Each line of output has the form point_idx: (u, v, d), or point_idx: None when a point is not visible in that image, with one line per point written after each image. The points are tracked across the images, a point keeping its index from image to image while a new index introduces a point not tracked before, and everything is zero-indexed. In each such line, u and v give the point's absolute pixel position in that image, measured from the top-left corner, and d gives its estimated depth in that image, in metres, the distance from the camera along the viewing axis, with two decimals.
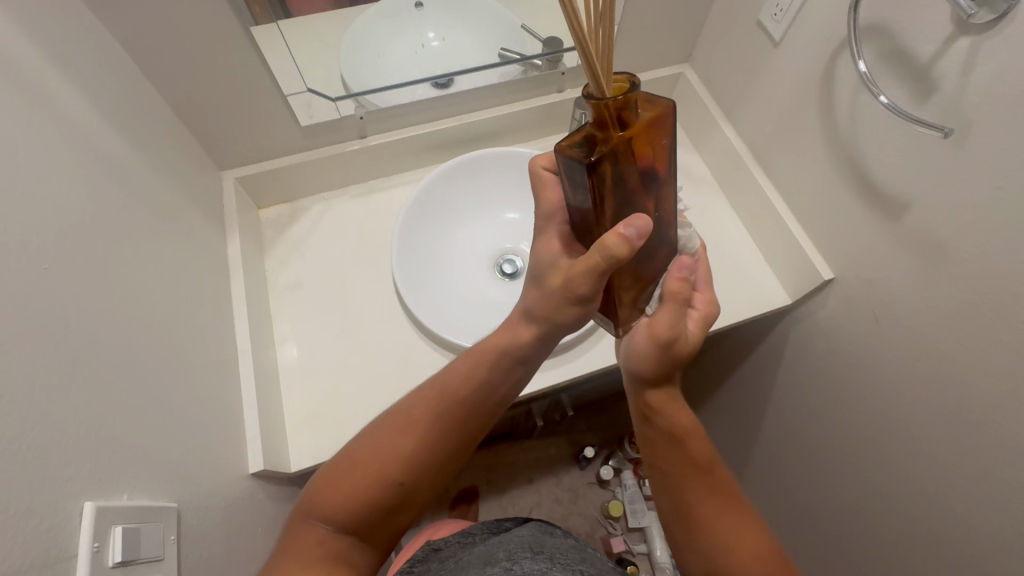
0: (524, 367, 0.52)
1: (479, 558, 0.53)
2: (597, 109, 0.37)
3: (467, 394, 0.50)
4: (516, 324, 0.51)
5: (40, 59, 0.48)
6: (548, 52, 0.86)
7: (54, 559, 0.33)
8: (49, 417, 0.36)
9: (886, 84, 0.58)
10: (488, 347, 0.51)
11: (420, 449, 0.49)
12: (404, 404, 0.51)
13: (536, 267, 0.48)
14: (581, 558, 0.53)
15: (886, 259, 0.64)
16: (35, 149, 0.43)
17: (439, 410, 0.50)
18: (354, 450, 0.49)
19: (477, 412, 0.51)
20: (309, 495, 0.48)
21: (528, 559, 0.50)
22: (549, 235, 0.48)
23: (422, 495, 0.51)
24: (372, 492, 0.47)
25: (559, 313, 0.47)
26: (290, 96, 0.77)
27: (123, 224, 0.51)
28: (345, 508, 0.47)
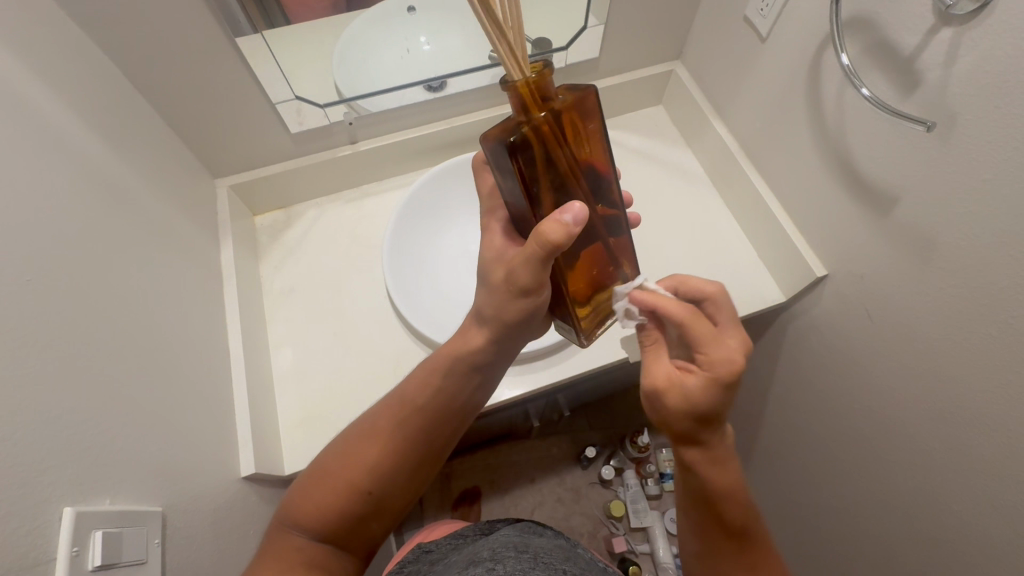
0: (483, 372, 0.52)
1: (464, 559, 0.53)
2: (513, 95, 0.39)
3: (427, 401, 0.51)
4: (469, 329, 0.51)
5: (26, 75, 0.49)
6: (538, 53, 0.85)
7: (33, 562, 0.34)
8: (34, 425, 0.37)
9: (870, 77, 0.57)
10: (444, 353, 0.51)
11: (386, 459, 0.49)
12: (369, 414, 0.51)
13: (482, 264, 0.50)
14: (564, 557, 0.53)
15: (877, 255, 0.63)
16: (20, 163, 0.44)
17: (401, 419, 0.50)
18: (325, 461, 0.50)
19: (440, 419, 0.52)
20: (286, 505, 0.49)
21: (512, 558, 0.50)
22: (492, 232, 0.51)
23: (393, 503, 0.51)
24: (341, 500, 0.48)
25: (505, 312, 0.48)
26: (278, 104, 0.78)
27: (111, 234, 0.53)
28: (316, 518, 0.47)
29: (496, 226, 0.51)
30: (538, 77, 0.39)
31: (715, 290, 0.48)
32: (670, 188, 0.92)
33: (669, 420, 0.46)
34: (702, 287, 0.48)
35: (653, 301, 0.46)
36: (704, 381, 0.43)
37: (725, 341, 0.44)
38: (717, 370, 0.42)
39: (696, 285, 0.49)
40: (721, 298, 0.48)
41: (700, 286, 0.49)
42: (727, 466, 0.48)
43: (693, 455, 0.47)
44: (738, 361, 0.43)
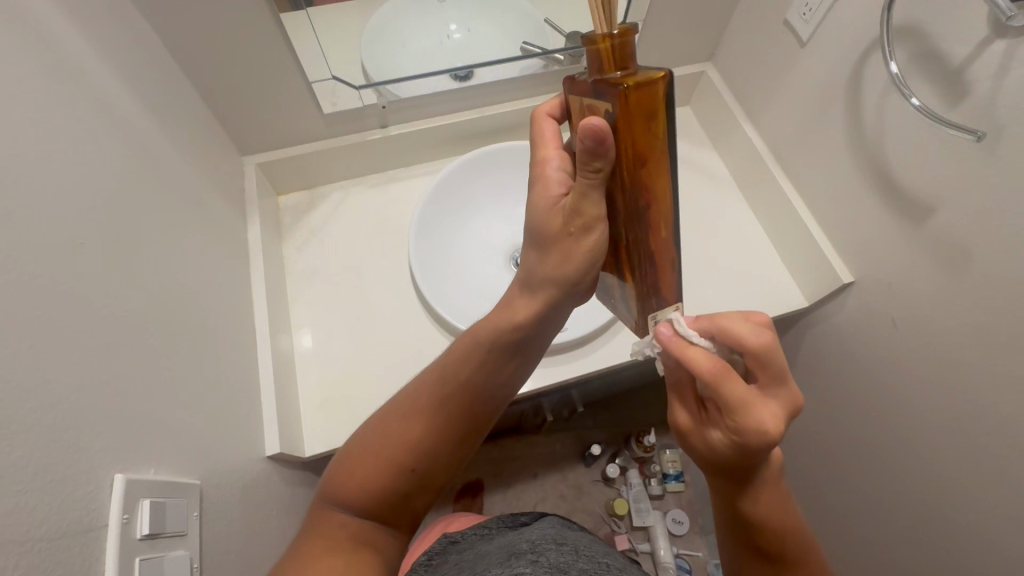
0: (526, 345, 0.51)
1: (502, 549, 0.53)
2: (594, 48, 0.39)
3: (470, 373, 0.50)
4: (514, 300, 0.51)
5: (76, 37, 0.48)
6: (571, 46, 0.84)
7: (86, 527, 0.33)
8: (84, 390, 0.36)
9: (916, 87, 0.57)
10: (489, 325, 0.51)
11: (430, 434, 0.49)
12: (410, 390, 0.51)
13: (535, 220, 0.48)
14: (604, 552, 0.53)
15: (910, 264, 0.63)
16: (70, 126, 0.43)
17: (444, 392, 0.50)
18: (367, 436, 0.50)
19: (482, 393, 0.50)
20: (326, 483, 0.49)
21: (554, 551, 0.50)
22: (547, 181, 0.47)
23: (439, 478, 0.51)
24: (385, 475, 0.48)
25: (561, 273, 0.47)
26: (313, 83, 0.78)
27: (151, 205, 0.52)
28: (362, 494, 0.47)
29: (553, 177, 0.47)
30: (613, 36, 0.38)
31: (757, 343, 0.39)
32: (697, 189, 0.92)
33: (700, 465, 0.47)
34: (742, 335, 0.40)
35: (681, 354, 0.40)
36: (727, 435, 0.41)
37: (756, 404, 0.38)
38: (748, 438, 0.39)
39: (726, 330, 0.40)
40: (768, 352, 0.39)
41: (738, 334, 0.40)
42: (773, 506, 0.45)
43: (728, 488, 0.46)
44: (773, 432, 0.38)
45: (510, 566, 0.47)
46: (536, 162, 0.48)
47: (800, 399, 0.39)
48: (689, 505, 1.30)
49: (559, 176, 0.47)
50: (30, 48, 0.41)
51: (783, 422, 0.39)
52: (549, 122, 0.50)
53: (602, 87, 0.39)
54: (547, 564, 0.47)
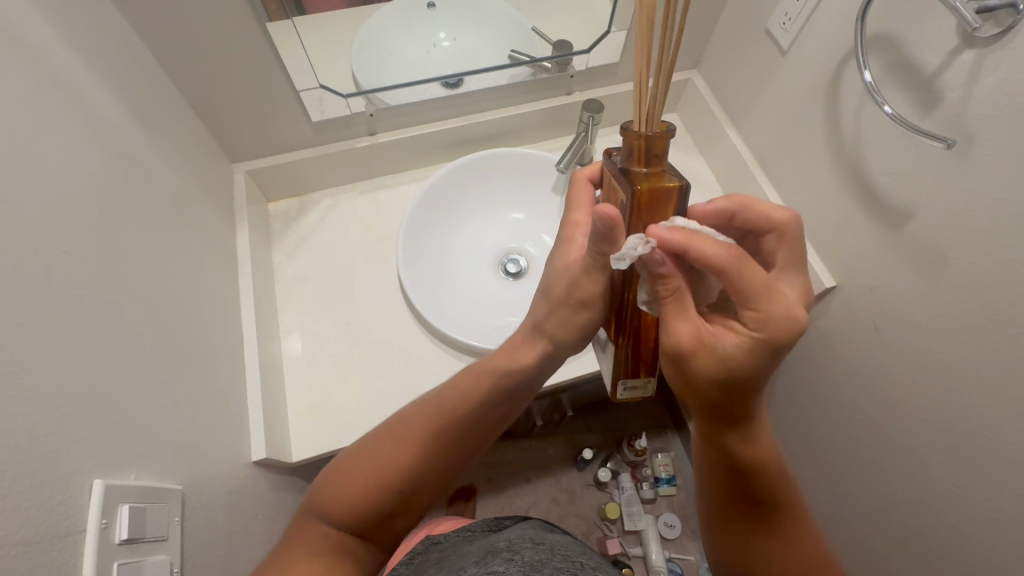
0: (524, 386, 0.55)
1: (480, 548, 0.54)
2: (630, 142, 0.42)
3: (469, 415, 0.52)
4: (519, 347, 0.56)
5: (63, 50, 0.49)
6: (558, 54, 0.87)
7: (65, 531, 0.34)
8: (65, 395, 0.37)
9: (891, 95, 0.59)
10: (490, 368, 0.54)
11: (419, 459, 0.50)
12: (401, 417, 0.52)
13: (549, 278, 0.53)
14: (581, 551, 0.54)
15: (889, 268, 0.64)
16: (56, 136, 0.44)
17: (437, 428, 0.51)
18: (352, 458, 0.51)
19: (480, 430, 0.54)
20: (313, 495, 0.50)
21: (529, 549, 0.51)
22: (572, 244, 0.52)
23: (420, 500, 0.52)
24: (373, 494, 0.49)
25: (563, 329, 0.53)
26: (302, 92, 0.78)
27: (138, 213, 0.52)
28: (348, 511, 0.48)
29: (579, 243, 0.52)
30: (647, 137, 0.42)
31: (783, 219, 0.45)
32: None
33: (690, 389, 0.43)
34: (770, 213, 0.45)
35: (693, 246, 0.38)
36: (741, 340, 0.39)
37: (782, 295, 0.38)
38: (770, 332, 0.38)
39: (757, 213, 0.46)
40: (795, 227, 0.44)
41: (765, 211, 0.45)
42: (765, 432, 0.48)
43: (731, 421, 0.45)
44: (795, 317, 0.38)
45: (485, 566, 0.48)
46: (565, 223, 0.53)
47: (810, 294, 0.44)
48: (681, 509, 1.30)
49: (583, 242, 0.52)
50: (16, 61, 0.42)
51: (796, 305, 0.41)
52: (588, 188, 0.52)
53: (627, 176, 0.43)
54: (522, 562, 0.48)
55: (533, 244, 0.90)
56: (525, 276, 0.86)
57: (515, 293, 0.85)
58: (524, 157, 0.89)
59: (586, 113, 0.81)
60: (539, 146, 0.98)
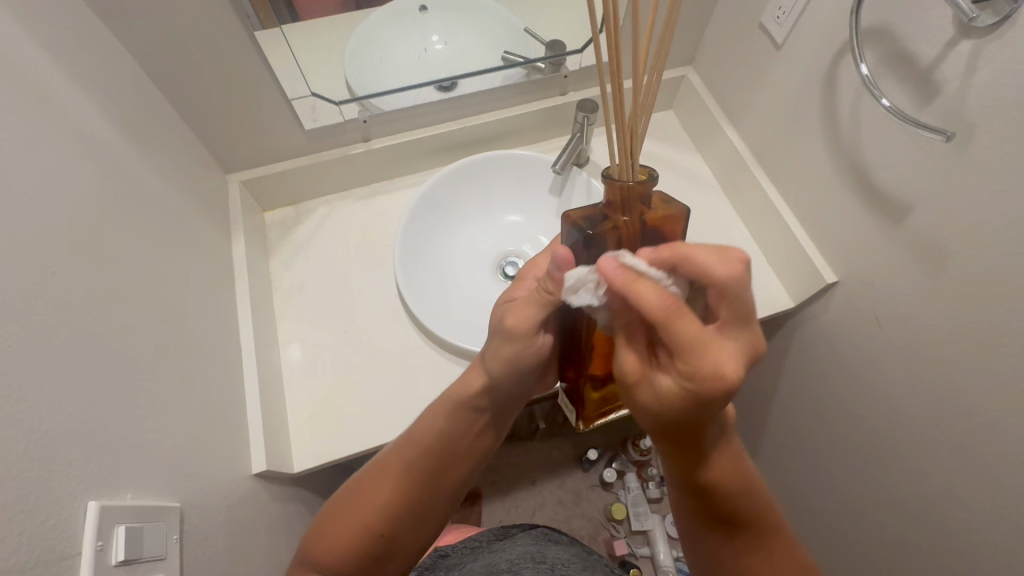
0: (480, 412, 0.55)
1: (486, 568, 0.59)
2: (613, 191, 0.44)
3: (434, 442, 0.54)
4: (472, 368, 0.55)
5: (49, 66, 0.49)
6: (551, 55, 0.86)
7: (60, 555, 0.34)
8: (56, 416, 0.36)
9: (887, 87, 0.58)
10: (449, 397, 0.54)
11: (396, 497, 0.52)
12: (381, 458, 0.55)
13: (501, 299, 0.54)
14: (581, 566, 0.59)
15: (890, 262, 0.63)
16: (44, 155, 0.44)
17: (409, 460, 0.53)
18: (336, 507, 0.54)
19: (446, 461, 0.55)
20: (306, 547, 0.53)
21: (529, 570, 0.56)
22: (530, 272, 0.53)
23: (408, 543, 0.54)
24: (355, 539, 0.51)
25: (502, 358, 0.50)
26: (294, 99, 0.78)
27: (130, 228, 0.52)
28: (337, 556, 0.51)
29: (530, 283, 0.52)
30: (638, 184, 0.43)
31: (722, 273, 0.35)
32: (681, 192, 0.92)
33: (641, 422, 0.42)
34: (710, 266, 0.36)
35: (632, 289, 0.35)
36: (673, 388, 0.37)
37: (712, 351, 0.34)
38: (697, 388, 0.35)
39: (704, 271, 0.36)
40: (736, 284, 0.35)
41: (701, 262, 0.36)
42: (722, 450, 0.46)
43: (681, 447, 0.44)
44: (730, 376, 0.34)
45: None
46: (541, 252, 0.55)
47: (761, 343, 0.36)
48: None
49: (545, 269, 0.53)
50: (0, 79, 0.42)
51: (744, 361, 0.35)
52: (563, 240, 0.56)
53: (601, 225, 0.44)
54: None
55: (531, 246, 0.89)
56: None
57: None
58: (520, 160, 0.89)
59: (582, 114, 0.80)
60: (535, 148, 0.97)
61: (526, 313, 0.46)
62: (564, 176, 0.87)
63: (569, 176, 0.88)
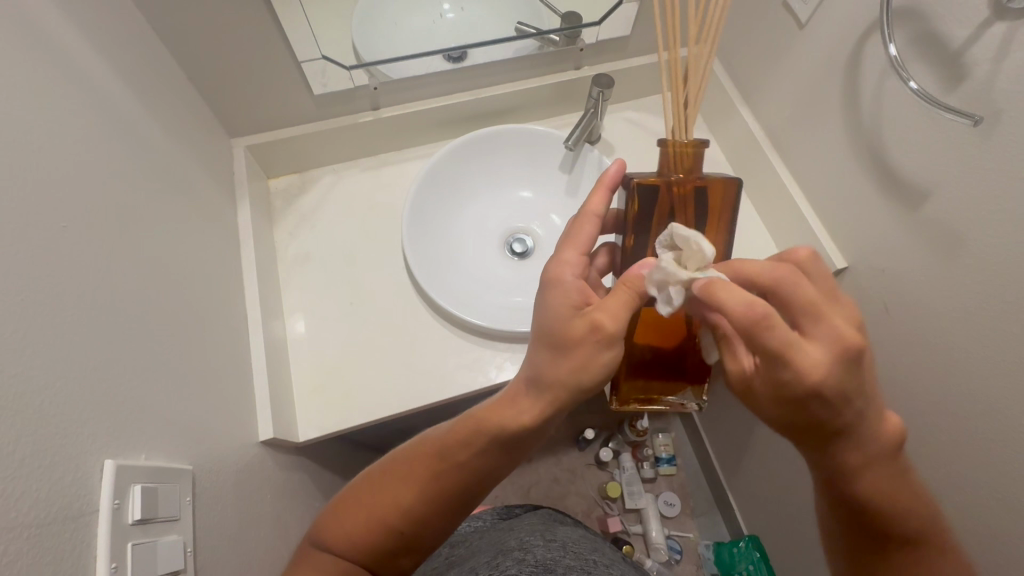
0: (514, 449, 0.49)
1: (493, 546, 0.60)
2: (667, 149, 0.51)
3: (466, 457, 0.48)
4: (517, 395, 0.49)
5: (57, 13, 0.47)
6: (566, 27, 0.83)
7: (78, 511, 0.33)
8: (73, 374, 0.36)
9: (914, 70, 0.57)
10: (482, 414, 0.49)
11: (422, 498, 0.48)
12: (401, 456, 0.51)
13: (547, 321, 0.47)
14: (592, 548, 0.59)
15: (903, 249, 0.63)
16: (53, 106, 0.42)
17: (437, 469, 0.48)
18: (352, 492, 0.50)
19: (473, 482, 0.49)
20: (316, 525, 0.50)
21: (541, 547, 0.57)
22: (567, 288, 0.48)
23: (427, 541, 0.49)
24: (376, 528, 0.47)
25: (573, 377, 0.46)
26: (304, 63, 0.75)
27: (139, 187, 0.51)
28: (356, 547, 0.47)
29: (570, 283, 0.48)
30: (690, 145, 0.51)
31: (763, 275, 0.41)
32: None
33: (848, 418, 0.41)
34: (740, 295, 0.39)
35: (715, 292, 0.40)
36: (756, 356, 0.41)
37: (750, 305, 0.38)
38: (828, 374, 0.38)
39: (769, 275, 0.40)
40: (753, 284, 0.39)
41: (734, 301, 0.38)
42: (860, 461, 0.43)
43: (846, 458, 0.43)
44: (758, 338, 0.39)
45: (499, 565, 0.54)
46: (557, 261, 0.50)
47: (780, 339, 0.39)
48: (680, 488, 1.33)
49: (574, 283, 0.48)
50: (2, 20, 0.39)
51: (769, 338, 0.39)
52: (593, 227, 0.51)
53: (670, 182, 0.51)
54: (534, 561, 0.54)
55: (540, 224, 0.88)
56: (532, 257, 0.85)
57: (523, 274, 0.84)
58: (531, 134, 0.87)
59: (596, 88, 0.79)
60: (546, 123, 0.95)
61: (621, 311, 0.45)
62: (576, 152, 0.86)
63: (581, 152, 0.87)
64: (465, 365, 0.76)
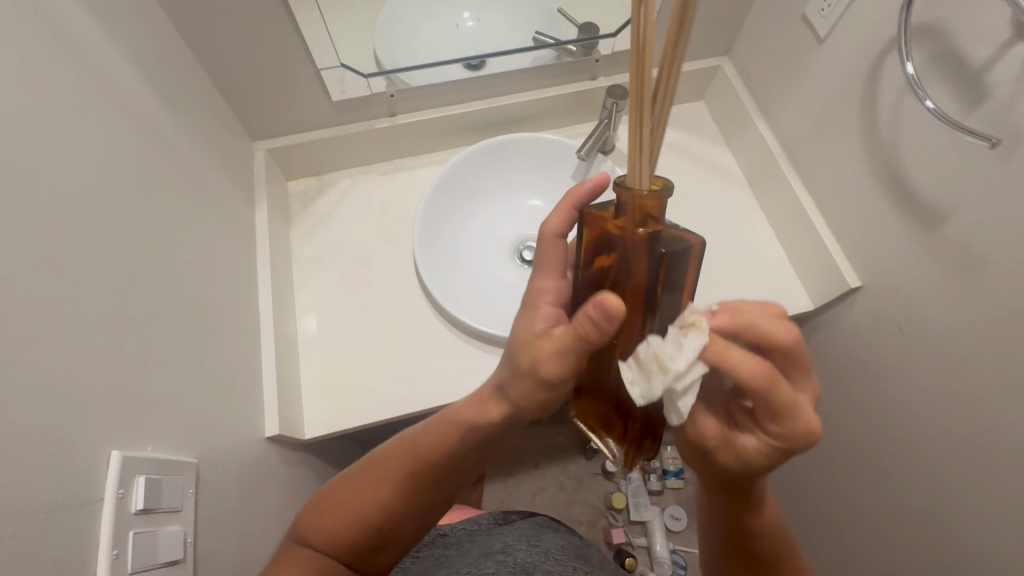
0: (480, 452, 0.49)
1: (480, 549, 0.61)
2: (624, 196, 0.40)
3: (436, 461, 0.48)
4: (486, 400, 0.46)
5: (91, 23, 0.49)
6: (583, 37, 0.84)
7: (84, 499, 0.35)
8: (84, 368, 0.37)
9: (933, 88, 0.55)
10: (455, 419, 0.47)
11: (398, 497, 0.49)
12: (381, 455, 0.50)
13: (512, 334, 0.43)
14: (575, 554, 0.59)
15: (919, 270, 0.62)
16: (81, 111, 0.44)
17: (408, 471, 0.48)
18: (335, 491, 0.51)
19: (441, 485, 0.49)
20: (301, 522, 0.51)
21: (522, 551, 0.57)
22: (541, 311, 0.42)
23: (404, 535, 0.51)
24: (355, 522, 0.49)
25: (519, 399, 0.43)
26: (324, 70, 0.78)
27: (160, 189, 0.53)
28: (339, 543, 0.49)
29: (546, 309, 0.43)
30: (648, 198, 0.39)
31: (789, 340, 0.34)
32: (706, 184, 0.91)
33: (763, 468, 0.40)
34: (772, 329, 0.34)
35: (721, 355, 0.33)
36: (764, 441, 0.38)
37: (801, 407, 0.35)
38: (793, 444, 0.36)
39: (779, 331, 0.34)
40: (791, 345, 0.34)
41: (769, 328, 0.34)
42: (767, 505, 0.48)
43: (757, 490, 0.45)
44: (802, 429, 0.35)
45: (477, 567, 0.55)
46: (537, 280, 0.44)
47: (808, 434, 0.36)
48: (688, 503, 1.31)
49: (549, 310, 0.43)
50: (37, 31, 0.42)
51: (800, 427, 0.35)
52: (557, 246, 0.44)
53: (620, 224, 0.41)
54: (512, 564, 0.55)
55: None
56: None
57: None
58: (545, 143, 0.88)
59: (612, 100, 0.79)
60: (562, 133, 0.96)
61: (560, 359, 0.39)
62: (589, 162, 0.87)
63: (594, 162, 0.88)
64: (470, 370, 0.76)
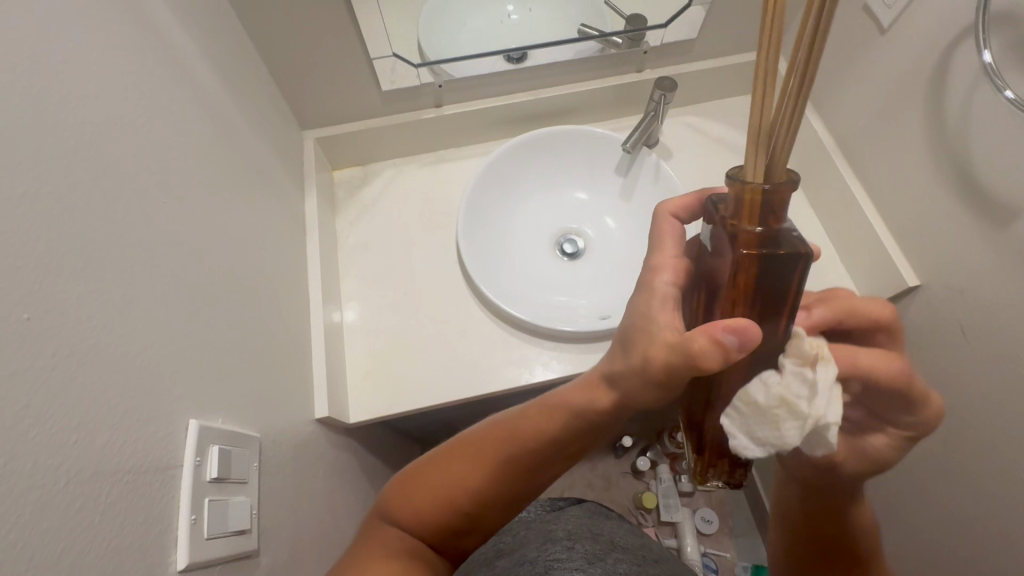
0: (586, 435, 0.47)
1: (540, 534, 0.62)
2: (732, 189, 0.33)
3: (535, 444, 0.47)
4: (594, 385, 0.45)
5: (166, 8, 0.51)
6: (630, 29, 0.82)
7: (166, 464, 0.36)
8: (164, 339, 0.39)
9: (1010, 77, 0.53)
10: (559, 402, 0.46)
11: (492, 480, 0.48)
12: (476, 436, 0.50)
13: (627, 326, 0.41)
14: (640, 544, 0.61)
15: (988, 268, 0.59)
16: (159, 92, 0.46)
17: (507, 451, 0.47)
18: (418, 471, 0.51)
19: (540, 467, 0.48)
20: (383, 500, 0.51)
21: (588, 539, 0.59)
22: (654, 295, 0.39)
23: (488, 521, 0.50)
24: (443, 505, 0.48)
25: (635, 392, 0.40)
26: (375, 60, 0.79)
27: (224, 171, 0.54)
28: (422, 524, 0.49)
29: (661, 290, 0.39)
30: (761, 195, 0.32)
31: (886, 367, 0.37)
32: None
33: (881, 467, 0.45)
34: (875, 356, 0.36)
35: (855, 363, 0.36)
36: (888, 441, 0.43)
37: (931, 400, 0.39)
38: (922, 432, 0.41)
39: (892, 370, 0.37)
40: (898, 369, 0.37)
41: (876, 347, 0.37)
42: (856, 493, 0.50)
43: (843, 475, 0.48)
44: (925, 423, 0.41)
45: (549, 554, 0.57)
46: (651, 260, 0.42)
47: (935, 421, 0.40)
48: (720, 505, 1.29)
49: (668, 292, 0.39)
50: (121, 13, 0.43)
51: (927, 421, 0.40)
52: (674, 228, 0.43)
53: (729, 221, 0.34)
54: (583, 552, 0.56)
55: (592, 225, 0.88)
56: (583, 258, 0.85)
57: (573, 274, 0.84)
58: (589, 136, 0.87)
59: (659, 91, 0.78)
60: (604, 126, 0.95)
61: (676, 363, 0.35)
62: (634, 155, 0.86)
63: (638, 156, 0.87)
64: (512, 360, 0.76)
